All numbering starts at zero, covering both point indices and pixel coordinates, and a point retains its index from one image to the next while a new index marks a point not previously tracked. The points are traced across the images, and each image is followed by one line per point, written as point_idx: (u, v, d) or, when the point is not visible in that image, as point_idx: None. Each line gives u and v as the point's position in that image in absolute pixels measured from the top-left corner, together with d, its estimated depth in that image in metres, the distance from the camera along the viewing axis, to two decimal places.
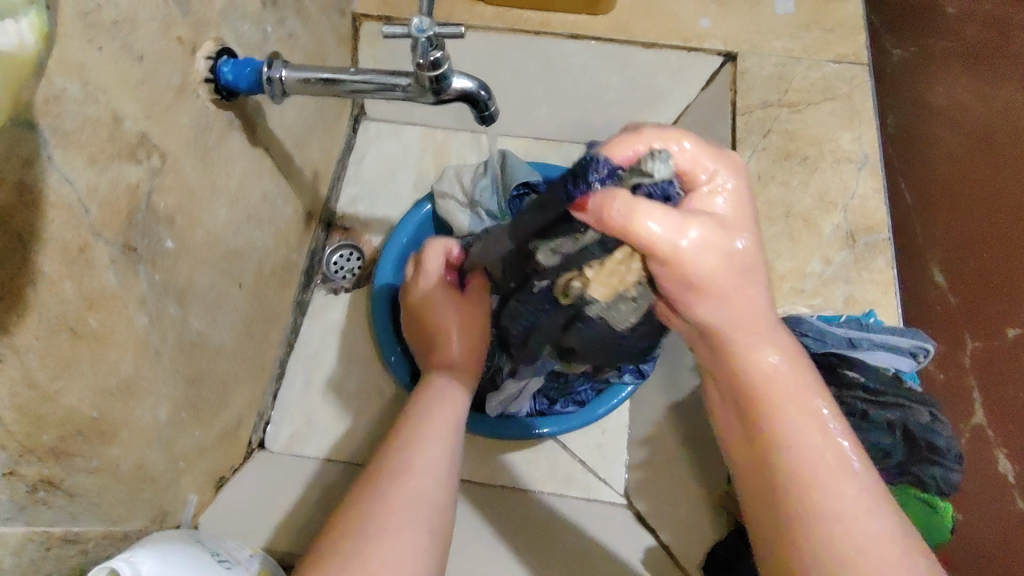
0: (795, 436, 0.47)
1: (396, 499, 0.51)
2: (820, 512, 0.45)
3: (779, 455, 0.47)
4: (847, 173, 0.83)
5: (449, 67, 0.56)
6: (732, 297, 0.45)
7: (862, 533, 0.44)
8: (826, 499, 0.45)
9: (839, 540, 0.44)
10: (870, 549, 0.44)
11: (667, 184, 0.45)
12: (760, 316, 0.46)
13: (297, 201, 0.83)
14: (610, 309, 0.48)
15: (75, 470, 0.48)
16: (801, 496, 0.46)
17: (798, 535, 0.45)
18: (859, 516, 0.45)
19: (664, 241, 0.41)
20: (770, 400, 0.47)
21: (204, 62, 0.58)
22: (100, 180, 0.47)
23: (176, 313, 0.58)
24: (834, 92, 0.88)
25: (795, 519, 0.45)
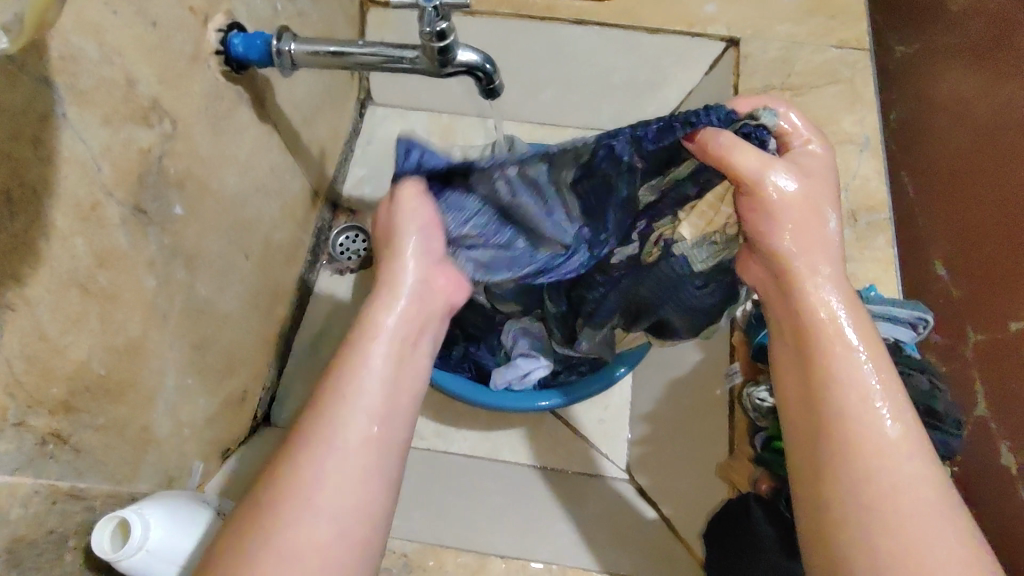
0: (842, 366, 0.48)
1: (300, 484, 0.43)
2: (862, 449, 0.46)
3: (822, 393, 0.48)
4: (849, 154, 0.84)
5: (454, 38, 0.57)
6: (813, 241, 0.51)
7: (898, 471, 0.45)
8: (867, 436, 0.46)
9: (877, 477, 0.45)
10: (907, 488, 0.44)
11: (763, 133, 0.54)
12: (831, 254, 0.51)
13: (304, 178, 0.84)
14: (695, 248, 0.59)
15: (82, 426, 0.49)
16: (843, 431, 0.46)
17: (835, 469, 0.46)
18: (897, 455, 0.45)
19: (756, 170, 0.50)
20: (821, 339, 0.49)
21: (215, 34, 0.59)
22: (114, 141, 0.49)
23: (184, 279, 0.59)
24: (836, 75, 0.89)
25: (834, 454, 0.46)
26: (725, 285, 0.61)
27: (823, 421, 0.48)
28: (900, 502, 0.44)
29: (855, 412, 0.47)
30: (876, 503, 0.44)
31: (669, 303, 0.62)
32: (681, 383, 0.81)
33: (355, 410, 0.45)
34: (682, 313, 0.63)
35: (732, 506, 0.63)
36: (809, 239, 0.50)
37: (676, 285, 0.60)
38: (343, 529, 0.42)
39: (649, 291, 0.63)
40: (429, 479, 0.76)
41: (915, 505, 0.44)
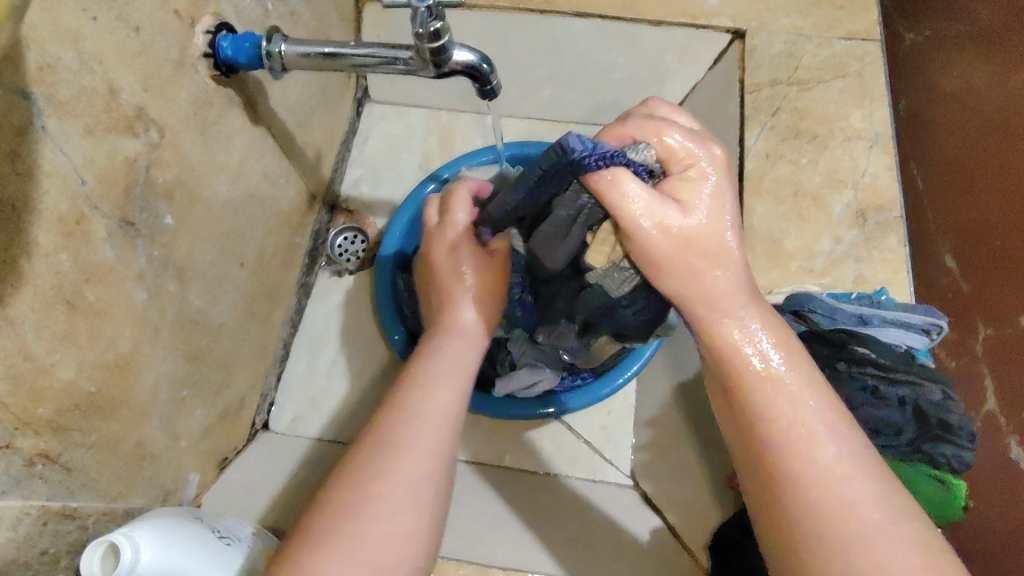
0: (768, 402, 0.45)
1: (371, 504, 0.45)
2: (803, 478, 0.43)
3: (755, 420, 0.45)
4: (858, 151, 0.81)
5: (449, 38, 0.55)
6: (715, 289, 0.46)
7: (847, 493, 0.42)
8: (806, 463, 0.43)
9: (824, 506, 0.42)
10: (859, 509, 0.41)
11: (642, 167, 0.46)
12: (735, 288, 0.47)
13: (300, 181, 0.82)
14: (605, 276, 0.49)
15: (72, 445, 0.48)
16: (781, 452, 0.43)
17: (788, 506, 0.42)
18: (842, 478, 0.42)
19: (640, 223, 0.44)
20: (739, 377, 0.46)
21: (203, 36, 0.57)
22: (97, 151, 0.47)
23: (175, 291, 0.58)
24: (844, 69, 0.86)
25: (784, 489, 0.43)
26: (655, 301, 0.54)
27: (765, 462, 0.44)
28: (852, 530, 0.41)
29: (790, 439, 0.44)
30: (826, 517, 0.41)
31: (607, 321, 0.60)
32: (686, 389, 0.79)
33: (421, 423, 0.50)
34: (632, 328, 0.60)
35: (740, 518, 0.63)
36: (704, 281, 0.46)
37: (608, 308, 0.57)
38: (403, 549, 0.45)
39: (587, 309, 0.60)
40: None
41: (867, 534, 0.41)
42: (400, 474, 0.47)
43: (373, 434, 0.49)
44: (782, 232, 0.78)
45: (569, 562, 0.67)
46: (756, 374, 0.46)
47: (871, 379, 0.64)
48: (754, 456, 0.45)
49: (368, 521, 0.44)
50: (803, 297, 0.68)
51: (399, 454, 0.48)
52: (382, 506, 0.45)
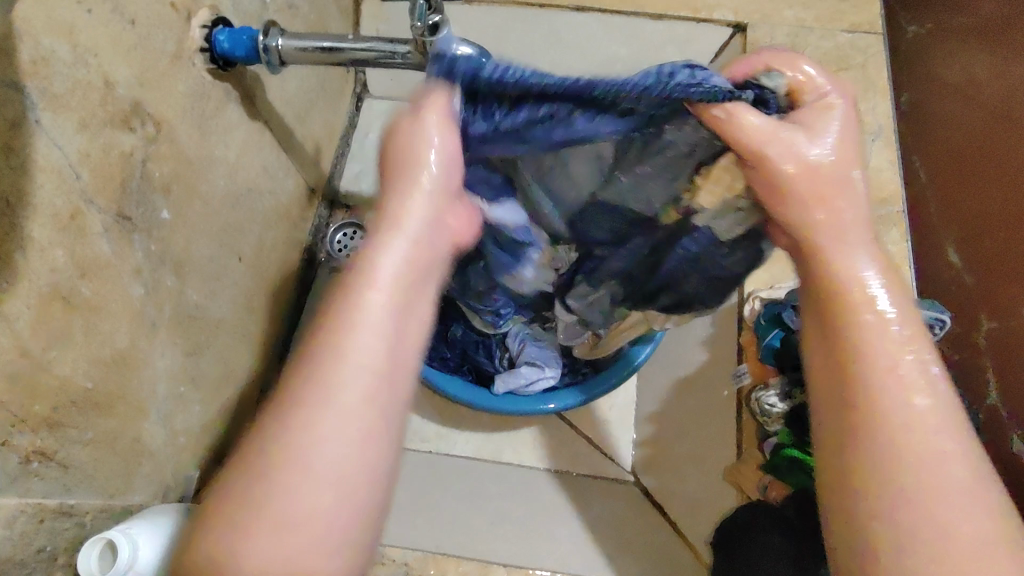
0: (872, 341, 0.41)
1: (306, 430, 0.35)
2: (892, 430, 0.39)
3: (853, 361, 0.41)
4: (860, 145, 0.81)
5: (448, 30, 0.54)
6: (827, 223, 0.44)
7: (932, 452, 0.38)
8: (899, 413, 0.39)
9: (910, 462, 0.38)
10: (943, 469, 0.38)
11: (767, 94, 0.47)
12: (855, 222, 0.44)
13: (299, 175, 0.82)
14: (716, 220, 0.51)
15: (69, 442, 0.48)
16: (879, 395, 0.40)
17: (882, 449, 0.39)
18: (934, 436, 0.39)
19: (760, 145, 0.43)
20: (846, 307, 0.42)
21: (199, 30, 0.56)
22: (92, 146, 0.47)
23: (172, 286, 0.58)
24: (846, 61, 0.85)
25: (878, 432, 0.39)
26: (753, 255, 0.53)
27: (863, 402, 0.40)
28: (939, 480, 0.38)
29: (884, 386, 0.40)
30: (915, 467, 0.38)
31: (696, 275, 0.57)
32: (688, 383, 0.79)
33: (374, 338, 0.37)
34: (710, 288, 0.58)
35: (738, 514, 0.63)
36: (829, 209, 0.44)
37: (688, 269, 0.57)
38: (342, 497, 0.35)
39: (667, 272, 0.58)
40: (427, 483, 0.75)
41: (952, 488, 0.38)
42: (343, 407, 0.35)
43: (305, 357, 0.37)
44: None
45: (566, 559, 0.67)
46: (865, 314, 0.42)
47: None
48: (844, 399, 0.41)
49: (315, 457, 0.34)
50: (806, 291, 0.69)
51: (344, 390, 0.36)
52: (330, 441, 0.35)
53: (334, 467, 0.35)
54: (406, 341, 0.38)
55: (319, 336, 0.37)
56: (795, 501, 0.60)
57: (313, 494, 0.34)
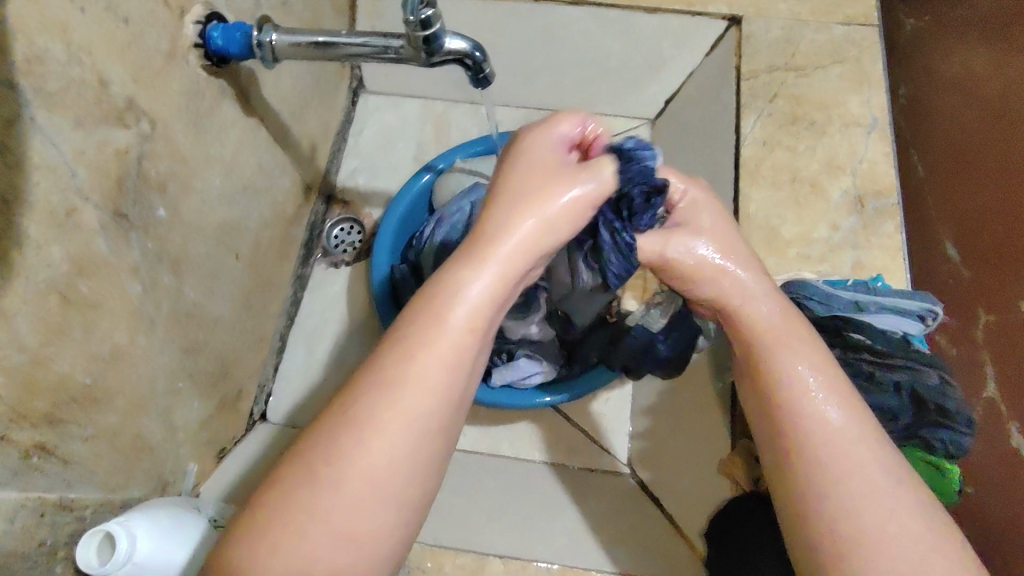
0: (788, 374, 0.48)
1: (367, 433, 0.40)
2: (810, 452, 0.45)
3: (774, 405, 0.48)
4: (856, 137, 0.79)
5: (440, 26, 0.55)
6: (735, 288, 0.51)
7: (848, 463, 0.44)
8: (816, 435, 0.45)
9: (831, 477, 0.44)
10: (862, 483, 0.43)
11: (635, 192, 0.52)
12: (750, 288, 0.51)
13: (295, 172, 0.82)
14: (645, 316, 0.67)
15: (69, 437, 0.48)
16: (805, 425, 0.46)
17: (818, 476, 0.44)
18: (849, 449, 0.44)
19: (664, 256, 0.53)
20: (765, 348, 0.49)
21: (193, 27, 0.57)
22: (87, 143, 0.47)
23: (169, 283, 0.58)
24: (842, 54, 0.85)
25: (811, 460, 0.45)
26: (687, 335, 0.66)
27: (791, 430, 0.46)
28: (862, 492, 0.43)
29: (803, 419, 0.46)
30: (847, 489, 0.43)
31: (647, 363, 0.68)
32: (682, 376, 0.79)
33: (439, 362, 0.42)
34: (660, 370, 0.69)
35: (733, 505, 0.63)
36: (734, 280, 0.51)
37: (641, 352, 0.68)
38: (371, 509, 0.39)
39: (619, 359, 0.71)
40: None
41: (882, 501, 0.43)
42: (398, 425, 0.40)
43: (374, 361, 0.42)
44: (778, 218, 0.75)
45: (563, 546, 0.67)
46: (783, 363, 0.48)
47: (865, 364, 0.63)
48: (770, 434, 0.47)
49: (380, 441, 0.40)
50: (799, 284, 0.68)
51: (406, 400, 0.41)
52: (393, 438, 0.40)
53: (373, 478, 0.40)
54: (466, 374, 0.43)
55: (384, 356, 0.42)
56: None
57: (350, 509, 0.39)
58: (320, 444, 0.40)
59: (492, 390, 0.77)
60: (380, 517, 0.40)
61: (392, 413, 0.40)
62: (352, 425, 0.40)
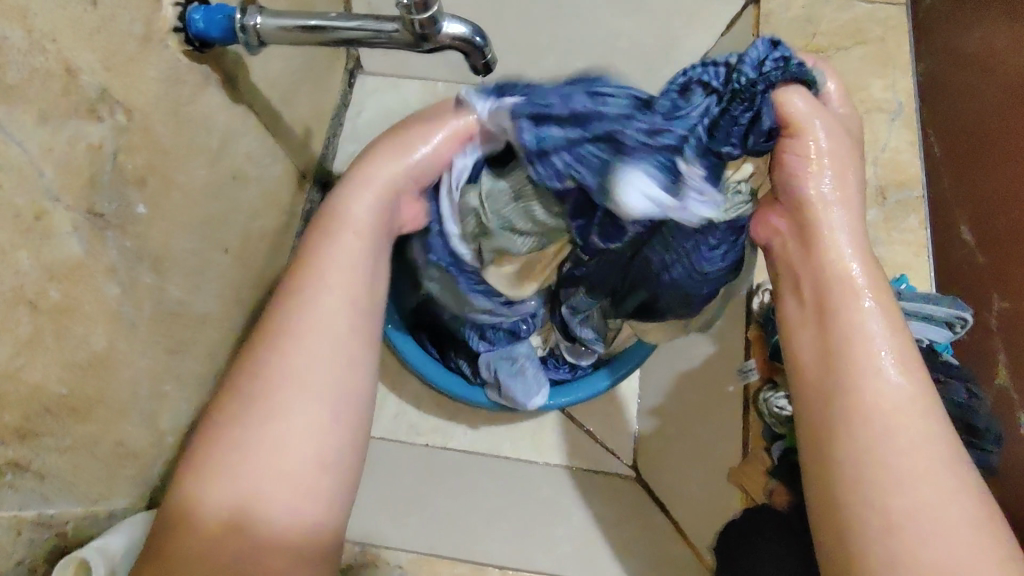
0: (855, 323, 0.47)
1: (261, 402, 0.44)
2: (865, 410, 0.44)
3: (840, 356, 0.46)
4: (878, 124, 0.75)
5: (438, 7, 0.51)
6: (846, 189, 0.50)
7: (907, 433, 0.43)
8: (882, 398, 0.44)
9: (887, 436, 0.43)
10: (917, 463, 0.42)
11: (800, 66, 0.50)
12: (852, 204, 0.51)
13: (287, 158, 0.79)
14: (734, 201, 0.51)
15: (45, 450, 0.45)
16: (868, 382, 0.45)
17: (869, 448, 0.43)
18: (911, 424, 0.43)
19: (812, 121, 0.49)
20: (838, 299, 0.48)
21: (172, 8, 0.53)
22: (56, 139, 0.44)
23: (150, 284, 0.55)
24: (865, 36, 0.80)
25: (869, 431, 0.43)
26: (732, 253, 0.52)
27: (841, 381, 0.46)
28: (919, 469, 0.42)
29: (864, 367, 0.45)
30: (890, 463, 0.42)
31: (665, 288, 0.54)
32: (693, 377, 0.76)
33: (315, 345, 0.46)
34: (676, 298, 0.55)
35: (744, 519, 0.60)
36: (846, 200, 0.50)
37: (681, 265, 0.52)
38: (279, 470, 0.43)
39: (659, 247, 0.52)
40: (421, 481, 0.75)
41: (924, 483, 0.41)
42: (294, 394, 0.44)
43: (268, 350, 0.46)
44: None
45: (570, 548, 0.71)
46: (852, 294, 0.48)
47: None
48: (830, 378, 0.46)
49: (293, 443, 0.43)
50: None
51: (298, 374, 0.45)
52: (290, 429, 0.43)
53: (277, 449, 0.43)
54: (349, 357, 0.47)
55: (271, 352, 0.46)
56: (799, 506, 0.57)
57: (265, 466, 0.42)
58: (205, 484, 0.42)
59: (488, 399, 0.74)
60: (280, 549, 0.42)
61: (284, 396, 0.44)
62: (234, 463, 0.42)
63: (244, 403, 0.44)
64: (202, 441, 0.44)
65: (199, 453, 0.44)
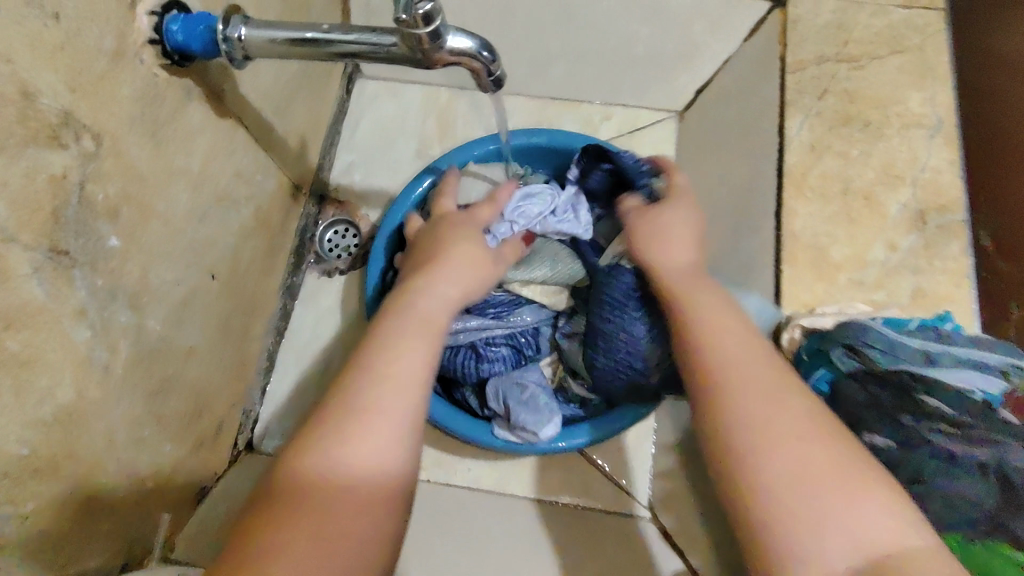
0: (712, 323, 0.48)
1: (373, 385, 0.44)
2: (728, 394, 0.43)
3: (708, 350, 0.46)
4: (916, 141, 0.69)
5: (442, 21, 0.45)
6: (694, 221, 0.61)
7: (785, 423, 0.41)
8: (736, 379, 0.44)
9: (768, 426, 0.41)
10: (794, 439, 0.40)
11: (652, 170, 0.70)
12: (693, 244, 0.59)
13: (281, 173, 0.73)
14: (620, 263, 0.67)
15: (5, 518, 0.41)
16: (720, 372, 0.44)
17: (752, 442, 0.40)
18: (774, 407, 0.42)
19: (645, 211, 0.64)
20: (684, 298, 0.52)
21: (147, 19, 0.47)
22: (12, 172, 0.38)
23: (125, 323, 0.51)
24: (901, 43, 0.73)
25: (735, 416, 0.42)
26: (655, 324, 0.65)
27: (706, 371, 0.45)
28: (790, 447, 0.40)
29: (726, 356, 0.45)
30: (765, 442, 0.40)
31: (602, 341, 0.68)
32: None
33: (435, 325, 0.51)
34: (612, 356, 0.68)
35: None
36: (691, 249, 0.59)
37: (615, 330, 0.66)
38: (391, 439, 0.43)
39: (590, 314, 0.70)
40: (428, 523, 0.69)
41: (796, 458, 0.39)
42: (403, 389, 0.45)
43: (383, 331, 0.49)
44: (829, 237, 0.65)
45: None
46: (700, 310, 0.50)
47: (942, 439, 0.49)
48: (716, 373, 0.45)
49: (398, 421, 0.44)
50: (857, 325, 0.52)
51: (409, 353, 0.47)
52: (394, 409, 0.44)
53: (383, 425, 0.43)
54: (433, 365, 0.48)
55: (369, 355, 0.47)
56: None
57: (375, 440, 0.43)
58: (310, 451, 0.42)
59: (499, 436, 0.71)
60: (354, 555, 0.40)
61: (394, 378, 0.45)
62: (340, 429, 0.42)
63: (361, 378, 0.45)
64: (315, 417, 0.44)
65: (312, 429, 0.43)
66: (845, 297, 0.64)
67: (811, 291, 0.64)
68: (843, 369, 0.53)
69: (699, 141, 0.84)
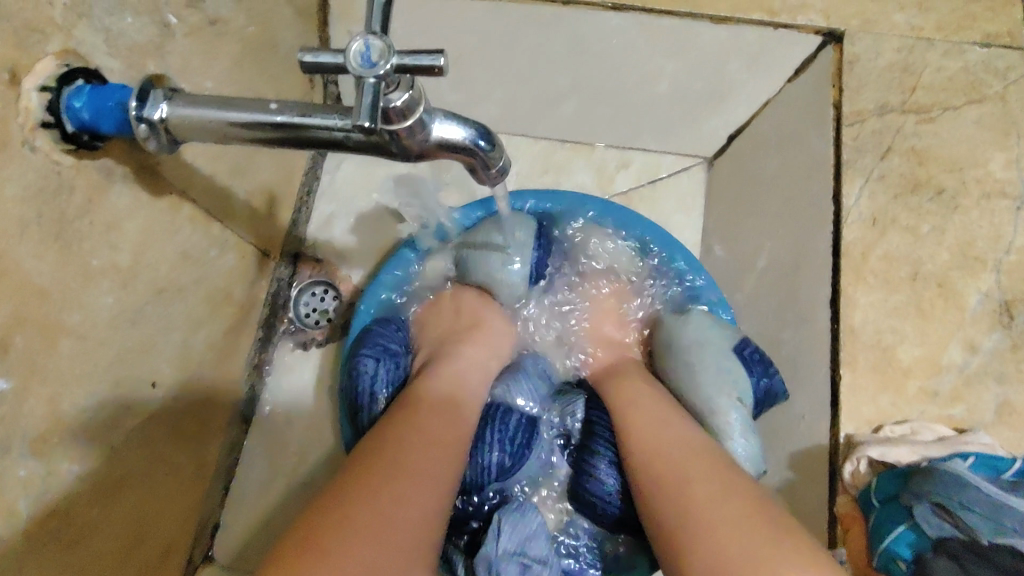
0: (638, 422, 0.58)
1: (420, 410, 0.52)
2: (654, 486, 0.53)
3: (640, 446, 0.57)
4: (1000, 215, 0.57)
5: (423, 109, 0.35)
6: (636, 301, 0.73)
7: (707, 510, 0.47)
8: (659, 479, 0.53)
9: (682, 509, 0.49)
10: (691, 514, 0.48)
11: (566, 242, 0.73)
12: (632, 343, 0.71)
13: (244, 242, 0.63)
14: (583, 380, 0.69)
15: None
16: (647, 472, 0.54)
17: (665, 523, 0.49)
18: (688, 488, 0.50)
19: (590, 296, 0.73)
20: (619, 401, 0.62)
21: (39, 96, 0.38)
22: None
23: (23, 477, 0.41)
24: (980, 90, 0.61)
25: (655, 509, 0.51)
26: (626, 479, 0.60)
27: (643, 468, 0.55)
28: (690, 521, 0.48)
29: (650, 447, 0.56)
30: (665, 521, 0.49)
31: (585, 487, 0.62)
32: None
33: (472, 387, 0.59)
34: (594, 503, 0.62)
35: None
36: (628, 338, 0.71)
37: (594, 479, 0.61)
38: (421, 464, 0.47)
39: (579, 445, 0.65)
40: None
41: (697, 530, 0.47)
42: (427, 427, 0.51)
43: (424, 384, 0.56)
44: (893, 333, 0.55)
45: None
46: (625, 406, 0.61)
47: None
48: (651, 477, 0.53)
49: (419, 451, 0.48)
50: (954, 480, 0.46)
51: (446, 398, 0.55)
52: (426, 438, 0.49)
53: (421, 449, 0.48)
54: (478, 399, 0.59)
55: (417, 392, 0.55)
56: None
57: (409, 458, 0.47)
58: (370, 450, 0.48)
59: None
60: (407, 556, 0.41)
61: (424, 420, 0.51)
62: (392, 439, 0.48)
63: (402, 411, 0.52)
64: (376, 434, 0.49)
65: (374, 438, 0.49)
66: (917, 413, 0.53)
67: (874, 402, 0.53)
68: (932, 537, 0.45)
69: (733, 198, 0.73)
